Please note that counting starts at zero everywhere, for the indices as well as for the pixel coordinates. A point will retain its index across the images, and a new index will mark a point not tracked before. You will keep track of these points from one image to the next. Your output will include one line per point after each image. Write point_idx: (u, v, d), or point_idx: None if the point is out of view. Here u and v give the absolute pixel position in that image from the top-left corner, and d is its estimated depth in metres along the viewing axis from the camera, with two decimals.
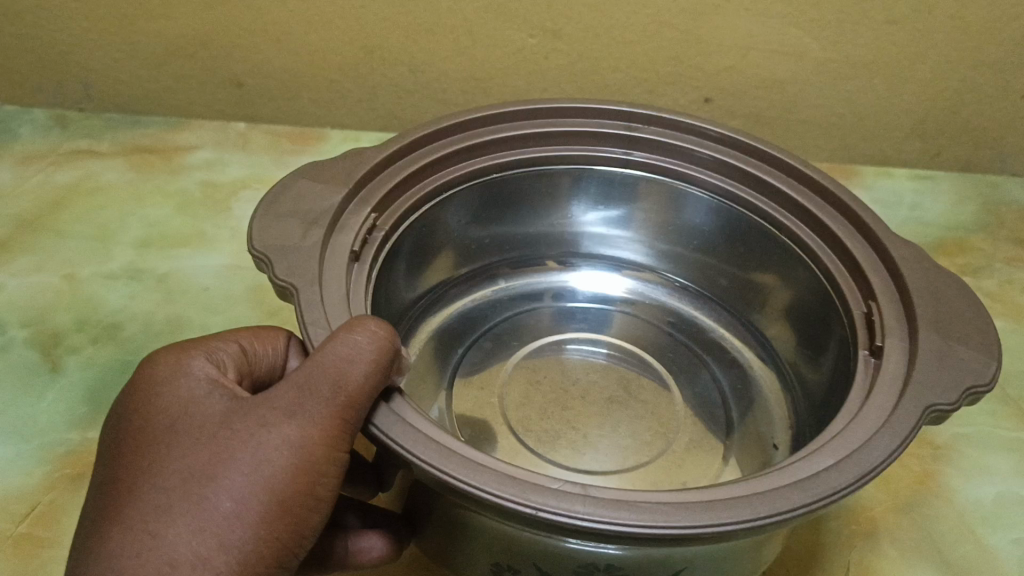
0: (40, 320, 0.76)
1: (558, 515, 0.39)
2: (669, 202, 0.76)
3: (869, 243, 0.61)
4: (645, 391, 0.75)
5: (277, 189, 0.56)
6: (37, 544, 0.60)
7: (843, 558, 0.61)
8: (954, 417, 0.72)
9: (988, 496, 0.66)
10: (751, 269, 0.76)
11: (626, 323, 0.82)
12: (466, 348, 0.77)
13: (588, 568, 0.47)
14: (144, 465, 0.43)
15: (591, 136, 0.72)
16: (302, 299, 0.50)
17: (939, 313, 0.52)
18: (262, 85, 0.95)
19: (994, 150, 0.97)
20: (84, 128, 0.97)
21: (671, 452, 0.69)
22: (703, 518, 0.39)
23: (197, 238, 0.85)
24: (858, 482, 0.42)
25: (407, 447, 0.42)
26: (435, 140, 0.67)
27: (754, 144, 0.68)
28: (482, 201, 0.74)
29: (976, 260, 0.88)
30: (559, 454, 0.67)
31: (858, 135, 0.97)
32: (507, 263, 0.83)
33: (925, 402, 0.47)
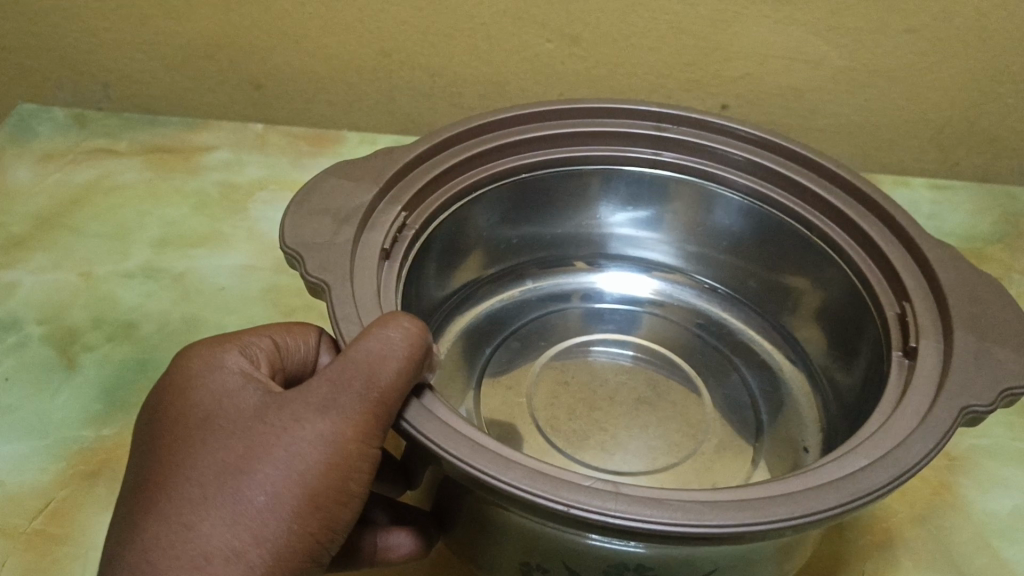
0: (58, 317, 0.76)
1: (590, 512, 0.39)
2: (701, 202, 0.76)
3: (903, 253, 0.60)
4: (674, 393, 0.75)
5: (310, 185, 0.57)
6: (51, 541, 0.61)
7: (859, 568, 0.61)
8: (971, 429, 0.72)
9: (1005, 508, 0.65)
10: (783, 271, 0.75)
11: (655, 323, 0.82)
12: (494, 348, 0.77)
13: (618, 568, 0.47)
14: (180, 457, 0.44)
15: (621, 136, 0.72)
16: (335, 297, 0.50)
17: (974, 312, 0.52)
18: (281, 87, 0.95)
19: (1012, 161, 0.96)
20: (103, 127, 0.98)
21: (700, 453, 0.69)
22: (735, 518, 0.39)
23: (213, 238, 0.85)
24: (891, 484, 0.42)
25: (436, 441, 0.42)
26: (464, 142, 0.66)
27: (788, 145, 0.68)
28: (510, 203, 0.74)
29: (996, 270, 0.87)
30: (588, 454, 0.67)
31: (876, 145, 0.96)
32: (534, 264, 0.83)
33: (961, 403, 0.47)
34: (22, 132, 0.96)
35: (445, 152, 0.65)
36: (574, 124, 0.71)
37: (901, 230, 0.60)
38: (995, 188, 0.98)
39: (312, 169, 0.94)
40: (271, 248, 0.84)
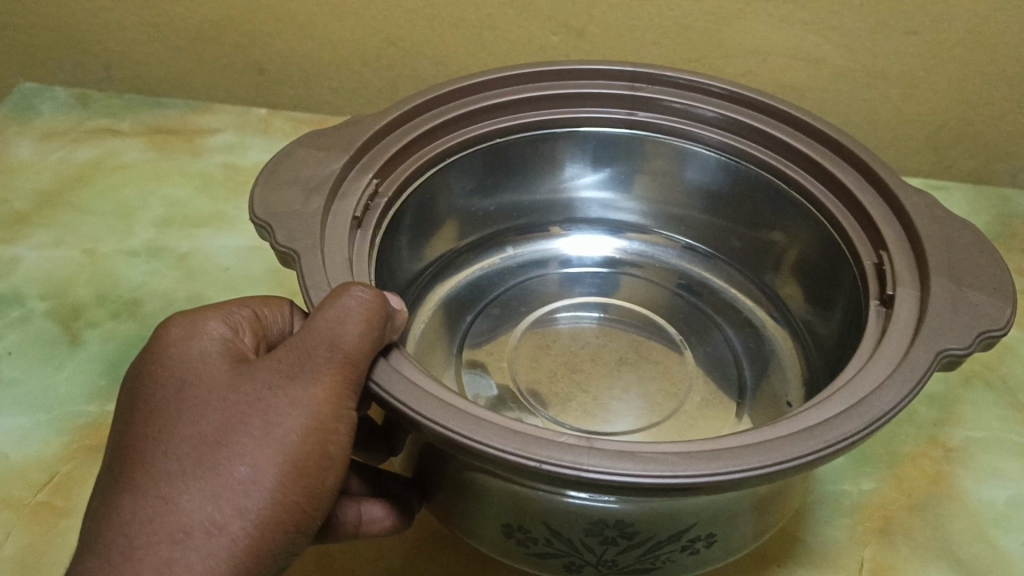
0: (61, 293, 0.76)
1: (561, 467, 0.39)
2: (675, 161, 0.76)
3: (878, 201, 0.61)
4: (656, 352, 0.76)
5: (278, 156, 0.57)
6: (56, 513, 0.61)
7: (857, 554, 0.62)
8: (966, 421, 0.72)
9: (1000, 499, 0.67)
10: (760, 227, 0.76)
11: (635, 286, 0.83)
12: (475, 316, 0.78)
13: (598, 525, 0.48)
14: (155, 429, 0.44)
15: (591, 98, 0.72)
16: (304, 264, 0.50)
17: (951, 258, 0.53)
18: (285, 73, 0.95)
19: (1007, 166, 0.97)
20: (105, 107, 0.97)
21: (683, 411, 0.70)
22: (706, 468, 0.40)
23: (218, 219, 0.85)
24: (869, 427, 0.43)
25: (407, 404, 0.43)
26: (436, 109, 0.67)
27: (755, 97, 0.69)
28: (487, 166, 0.74)
29: None
30: (571, 417, 0.68)
31: (872, 145, 0.97)
32: (512, 231, 0.83)
33: (937, 347, 0.47)
34: (24, 111, 0.95)
35: (417, 121, 0.66)
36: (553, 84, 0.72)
37: (876, 180, 0.61)
38: (989, 191, 0.99)
39: None
40: None
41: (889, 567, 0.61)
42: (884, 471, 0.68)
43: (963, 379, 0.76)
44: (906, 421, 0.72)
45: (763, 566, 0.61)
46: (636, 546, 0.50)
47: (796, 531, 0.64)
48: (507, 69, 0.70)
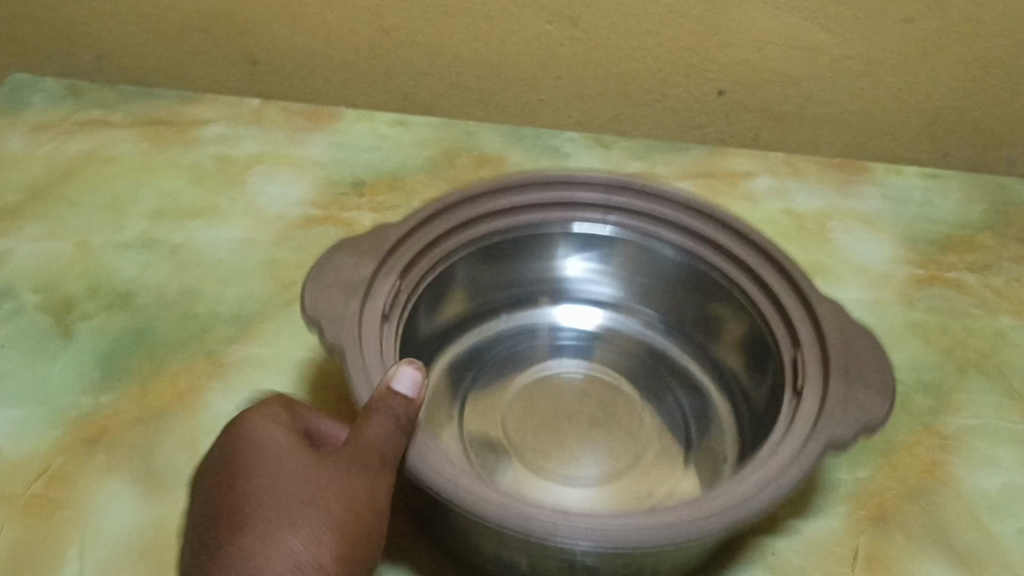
0: (53, 286, 0.75)
1: (528, 533, 0.46)
2: (642, 256, 0.73)
3: (806, 315, 0.61)
4: (619, 412, 0.71)
5: (322, 262, 0.59)
6: (49, 507, 0.61)
7: (852, 540, 0.63)
8: (960, 409, 0.72)
9: (994, 486, 0.67)
10: (717, 304, 0.71)
11: (603, 355, 0.76)
12: (475, 376, 0.73)
13: (570, 565, 0.51)
14: (229, 514, 0.46)
15: (565, 185, 0.70)
16: (348, 361, 0.54)
17: (847, 355, 0.57)
18: (278, 63, 0.95)
19: (1004, 153, 0.97)
20: (96, 99, 0.96)
21: (637, 467, 0.67)
22: (637, 539, 0.46)
23: (210, 211, 0.84)
24: (768, 507, 0.49)
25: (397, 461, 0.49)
26: (453, 209, 0.67)
27: (724, 218, 0.68)
28: (488, 253, 0.71)
29: (984, 258, 0.86)
30: (549, 465, 0.65)
31: (869, 133, 0.96)
32: (506, 301, 0.77)
33: (829, 434, 0.52)
34: (16, 103, 0.95)
35: (439, 218, 0.66)
36: (538, 182, 0.70)
37: (800, 288, 0.62)
38: (987, 179, 0.98)
39: (314, 144, 0.93)
40: (268, 222, 0.83)
41: (884, 556, 0.62)
42: (880, 460, 0.68)
43: (959, 367, 0.75)
44: (902, 409, 0.71)
45: (757, 555, 0.61)
46: None
47: (791, 521, 0.64)
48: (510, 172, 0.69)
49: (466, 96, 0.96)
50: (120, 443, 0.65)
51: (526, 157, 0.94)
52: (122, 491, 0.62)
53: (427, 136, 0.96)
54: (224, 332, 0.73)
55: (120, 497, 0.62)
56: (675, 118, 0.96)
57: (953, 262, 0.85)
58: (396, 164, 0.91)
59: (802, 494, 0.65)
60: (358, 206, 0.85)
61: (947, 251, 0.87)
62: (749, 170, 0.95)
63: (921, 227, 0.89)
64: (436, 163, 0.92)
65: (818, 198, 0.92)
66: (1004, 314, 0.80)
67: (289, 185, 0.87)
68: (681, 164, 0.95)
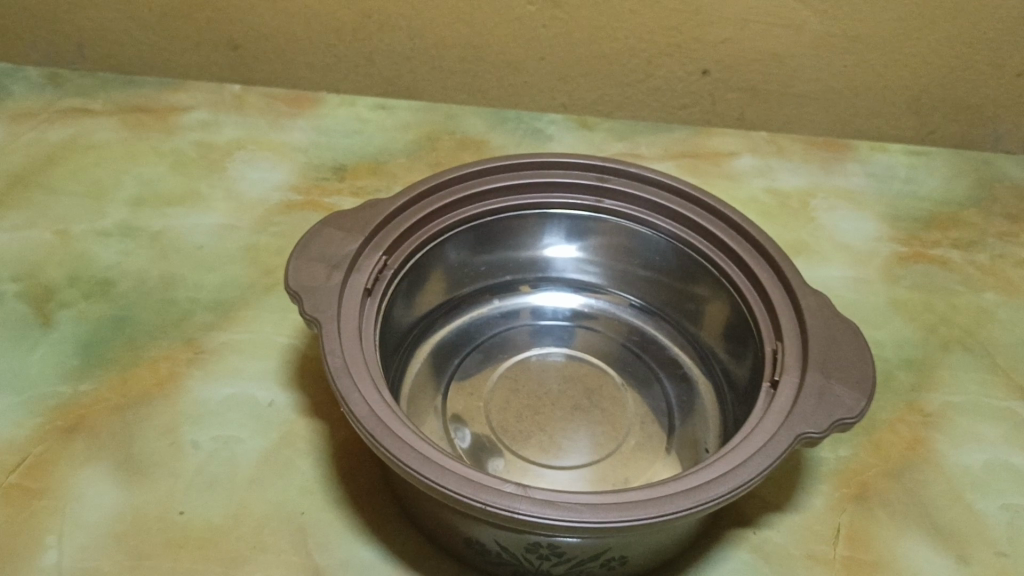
0: (33, 274, 0.75)
1: (499, 509, 0.47)
2: (633, 237, 0.70)
3: (787, 302, 0.60)
4: (604, 398, 0.67)
5: (310, 233, 0.60)
6: (28, 495, 0.61)
7: (834, 519, 0.62)
8: (945, 385, 0.72)
9: (978, 463, 0.67)
10: (712, 292, 0.67)
11: (590, 339, 0.73)
12: (463, 359, 0.70)
13: (534, 546, 0.53)
14: None
15: (559, 167, 0.68)
16: (325, 334, 0.55)
17: (827, 350, 0.55)
18: (259, 48, 0.94)
19: (990, 129, 0.96)
20: (77, 86, 0.96)
21: (617, 454, 0.63)
22: (605, 515, 0.47)
23: (191, 196, 0.83)
24: (732, 492, 0.49)
25: (373, 436, 0.50)
26: (444, 190, 0.65)
27: (720, 207, 0.65)
28: (478, 235, 0.69)
29: (970, 234, 0.86)
30: (532, 454, 0.62)
31: (853, 111, 0.95)
32: (495, 288, 0.74)
33: (796, 429, 0.52)
34: None
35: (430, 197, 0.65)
36: (534, 163, 0.68)
37: (784, 276, 0.60)
38: (972, 155, 0.97)
39: (293, 130, 0.92)
40: (249, 208, 0.82)
41: (864, 535, 0.62)
42: (862, 438, 0.68)
43: (942, 343, 0.75)
44: (884, 387, 0.71)
45: (738, 533, 0.61)
46: (565, 561, 0.54)
47: (772, 498, 0.63)
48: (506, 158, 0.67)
49: (449, 78, 0.95)
50: (100, 430, 0.65)
51: (509, 140, 0.94)
52: (102, 478, 0.62)
53: (409, 120, 0.95)
54: (204, 318, 0.73)
55: (99, 483, 0.62)
56: (659, 98, 0.95)
57: (937, 239, 0.85)
58: (378, 148, 0.91)
59: (784, 472, 0.65)
60: (339, 190, 0.85)
61: (932, 228, 0.86)
62: (733, 150, 0.95)
63: (906, 204, 0.89)
64: (418, 146, 0.92)
65: (802, 176, 0.91)
66: (988, 290, 0.80)
67: (270, 170, 0.86)
68: (665, 145, 0.95)
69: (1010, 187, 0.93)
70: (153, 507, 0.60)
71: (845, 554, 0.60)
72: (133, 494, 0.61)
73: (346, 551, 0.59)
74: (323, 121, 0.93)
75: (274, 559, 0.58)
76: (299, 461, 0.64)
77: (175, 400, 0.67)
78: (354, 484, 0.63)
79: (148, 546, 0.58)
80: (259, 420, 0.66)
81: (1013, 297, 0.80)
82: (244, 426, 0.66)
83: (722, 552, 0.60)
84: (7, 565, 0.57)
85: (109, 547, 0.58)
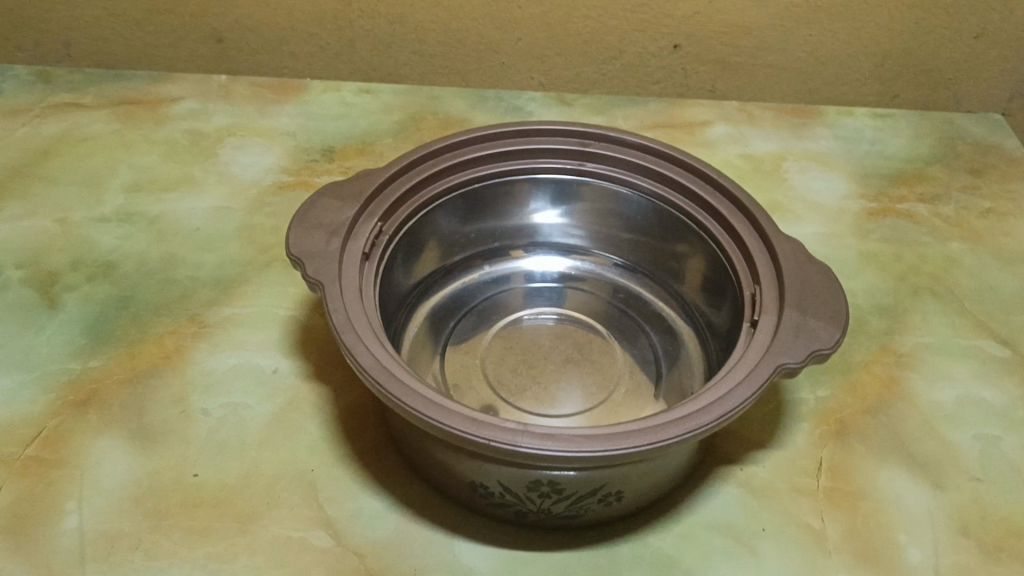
0: (35, 260, 0.78)
1: (502, 444, 0.50)
2: (616, 199, 0.74)
3: (764, 250, 0.63)
4: (594, 351, 0.71)
5: (307, 202, 0.62)
6: (46, 465, 0.63)
7: (816, 454, 0.66)
8: (916, 327, 0.75)
9: (949, 397, 0.70)
10: (691, 247, 0.71)
11: (579, 299, 0.76)
12: (457, 322, 0.73)
13: (536, 484, 0.56)
14: None
15: (543, 134, 0.71)
16: (328, 294, 0.57)
17: (802, 289, 0.59)
18: (242, 39, 0.97)
19: (950, 90, 1.00)
20: (67, 82, 0.98)
21: (608, 401, 0.66)
22: (601, 445, 0.51)
23: (185, 181, 0.86)
24: (717, 420, 0.52)
25: (380, 383, 0.53)
26: (433, 159, 0.68)
27: (697, 165, 0.68)
28: (467, 203, 0.72)
29: (934, 189, 0.90)
30: (529, 405, 0.65)
31: (820, 79, 0.99)
32: (485, 254, 0.77)
33: (776, 361, 0.55)
34: None
35: (420, 166, 0.68)
36: (518, 130, 0.71)
37: (759, 225, 0.64)
38: (935, 116, 1.01)
39: (280, 116, 0.95)
40: (242, 190, 0.85)
41: (844, 467, 0.65)
42: (839, 379, 0.71)
43: (912, 290, 0.79)
44: (859, 332, 0.75)
45: (725, 471, 0.65)
46: (565, 498, 0.58)
47: (757, 437, 0.67)
48: (491, 128, 0.70)
49: (429, 61, 0.98)
50: (111, 402, 0.67)
51: (490, 118, 0.97)
52: (116, 446, 0.65)
53: (392, 102, 0.98)
54: (206, 295, 0.75)
55: (113, 451, 0.64)
56: (633, 73, 0.99)
57: (904, 195, 0.89)
58: (364, 129, 0.94)
59: (767, 413, 0.68)
60: (328, 170, 0.88)
61: (899, 185, 0.90)
62: (707, 119, 0.98)
63: (873, 163, 0.93)
64: (403, 126, 0.95)
65: (774, 142, 0.95)
66: (954, 240, 0.84)
67: (260, 154, 0.89)
68: (641, 117, 0.98)
69: (972, 143, 0.97)
70: (167, 471, 0.63)
71: (827, 485, 0.64)
72: (147, 460, 0.64)
73: (355, 502, 0.62)
74: (309, 107, 0.96)
75: (288, 513, 0.61)
76: (305, 422, 0.67)
77: (183, 371, 0.69)
78: (360, 441, 0.66)
79: (165, 507, 0.61)
80: (264, 387, 0.69)
81: (977, 246, 0.84)
82: (250, 393, 0.68)
83: (711, 488, 0.64)
84: (29, 530, 0.59)
85: (127, 509, 0.61)
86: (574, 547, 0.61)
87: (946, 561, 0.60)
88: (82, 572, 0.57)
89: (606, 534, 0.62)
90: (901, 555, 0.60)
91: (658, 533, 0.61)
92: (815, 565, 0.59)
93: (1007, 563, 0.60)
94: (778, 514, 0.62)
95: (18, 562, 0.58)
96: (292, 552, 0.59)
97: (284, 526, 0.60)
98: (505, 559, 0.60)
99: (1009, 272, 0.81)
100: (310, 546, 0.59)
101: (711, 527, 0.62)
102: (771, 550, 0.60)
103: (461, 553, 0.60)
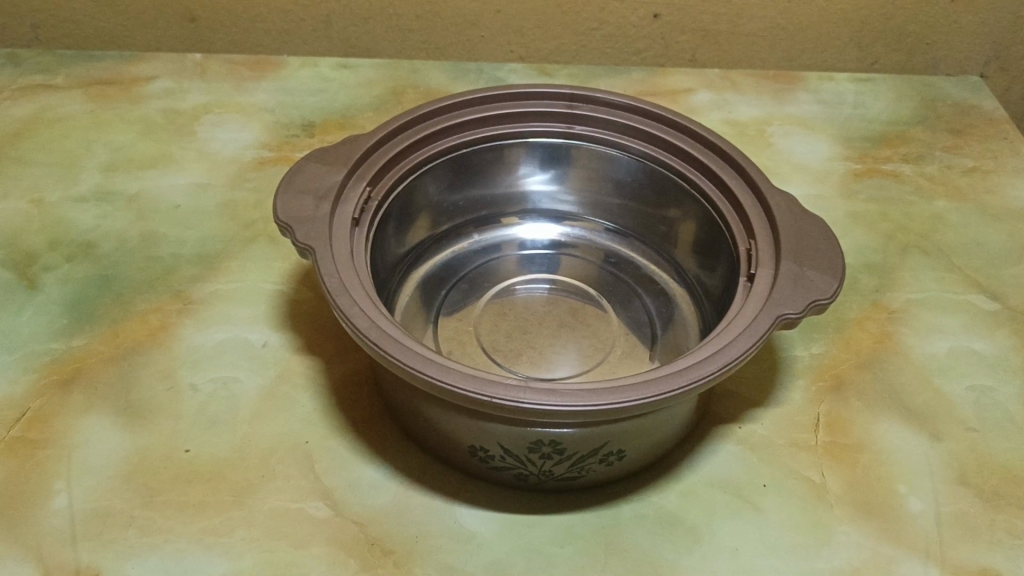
0: (12, 242, 0.76)
1: (505, 401, 0.49)
2: (605, 162, 0.73)
3: (758, 205, 0.63)
4: (588, 315, 0.70)
5: (293, 169, 0.61)
6: (31, 446, 0.61)
7: (814, 409, 0.66)
8: (906, 284, 0.76)
9: (943, 350, 0.71)
10: (682, 208, 0.70)
11: (571, 265, 0.75)
12: (448, 291, 0.72)
13: (537, 445, 0.56)
14: None
15: (530, 96, 0.70)
16: (320, 258, 0.56)
17: (798, 242, 0.58)
18: (216, 16, 0.95)
19: (928, 55, 1.01)
20: (37, 64, 0.95)
21: (605, 363, 0.66)
22: (605, 399, 0.50)
23: (163, 159, 0.84)
24: (720, 370, 0.52)
25: (377, 345, 0.51)
26: (420, 123, 0.67)
27: (687, 124, 0.67)
28: (455, 169, 0.71)
29: (918, 149, 0.90)
30: (526, 368, 0.65)
31: (800, 46, 0.99)
32: (475, 223, 0.77)
33: (776, 312, 0.54)
34: None
35: (406, 130, 0.66)
36: (505, 93, 0.70)
37: (752, 181, 0.63)
38: (915, 80, 1.02)
39: (258, 92, 0.93)
40: (222, 166, 0.84)
41: (842, 421, 0.65)
42: (833, 335, 0.71)
43: (901, 248, 0.79)
44: (850, 290, 0.75)
45: (724, 429, 0.65)
46: (566, 458, 0.57)
47: (754, 395, 0.67)
48: (477, 92, 0.69)
49: (407, 36, 0.97)
50: (97, 380, 0.66)
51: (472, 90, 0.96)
52: (103, 424, 0.63)
53: (372, 76, 0.97)
54: (189, 271, 0.74)
55: (102, 429, 0.63)
56: (613, 43, 0.98)
57: (889, 155, 0.89)
58: (345, 104, 0.92)
59: (762, 370, 0.68)
60: (309, 145, 0.86)
61: (882, 146, 0.90)
62: (689, 87, 0.98)
63: (856, 126, 0.93)
64: (384, 100, 0.93)
65: (756, 107, 0.95)
66: (939, 198, 0.84)
67: (239, 131, 0.88)
68: (624, 86, 0.97)
69: (953, 104, 0.98)
70: (158, 448, 0.62)
71: (825, 440, 0.64)
72: (136, 437, 0.62)
73: (352, 472, 0.61)
74: (287, 83, 0.94)
75: (284, 485, 0.60)
76: (298, 394, 0.66)
77: (169, 348, 0.68)
78: (354, 411, 0.65)
79: (158, 483, 0.60)
80: (254, 360, 0.68)
81: (963, 203, 0.84)
82: (240, 367, 0.67)
83: (710, 447, 0.63)
84: (17, 511, 0.58)
85: (118, 486, 0.59)
86: (576, 508, 0.60)
87: (947, 510, 0.60)
88: (74, 551, 0.56)
89: (608, 495, 0.61)
90: (903, 505, 0.60)
91: (660, 492, 0.61)
92: (817, 517, 0.59)
93: (1007, 508, 0.61)
94: (779, 469, 0.62)
95: (7, 543, 0.56)
96: (291, 524, 0.58)
97: (281, 497, 0.59)
98: (507, 522, 0.59)
99: (995, 227, 0.81)
100: (309, 516, 0.58)
101: (711, 484, 0.61)
102: (773, 505, 0.60)
103: (462, 518, 0.59)
